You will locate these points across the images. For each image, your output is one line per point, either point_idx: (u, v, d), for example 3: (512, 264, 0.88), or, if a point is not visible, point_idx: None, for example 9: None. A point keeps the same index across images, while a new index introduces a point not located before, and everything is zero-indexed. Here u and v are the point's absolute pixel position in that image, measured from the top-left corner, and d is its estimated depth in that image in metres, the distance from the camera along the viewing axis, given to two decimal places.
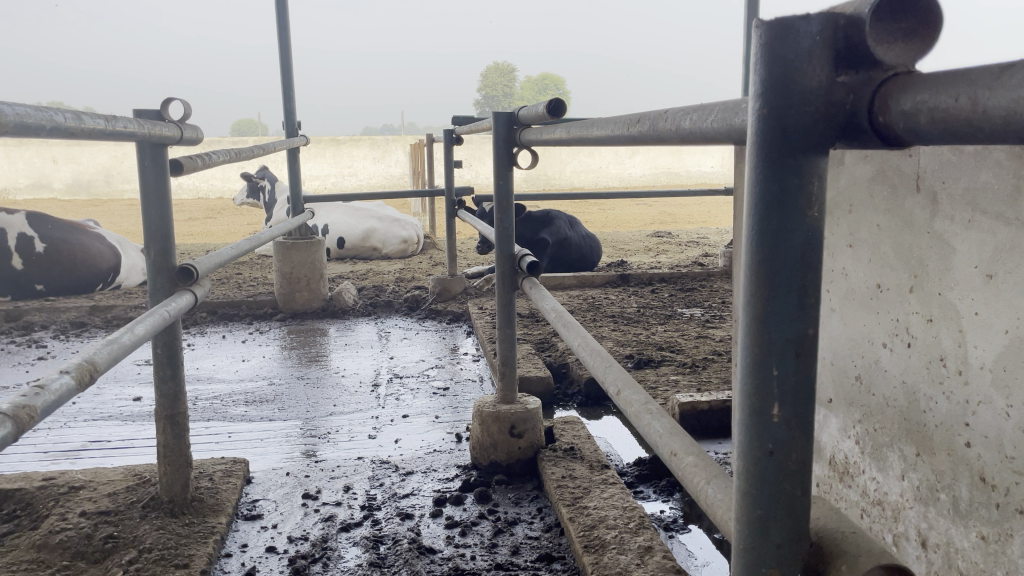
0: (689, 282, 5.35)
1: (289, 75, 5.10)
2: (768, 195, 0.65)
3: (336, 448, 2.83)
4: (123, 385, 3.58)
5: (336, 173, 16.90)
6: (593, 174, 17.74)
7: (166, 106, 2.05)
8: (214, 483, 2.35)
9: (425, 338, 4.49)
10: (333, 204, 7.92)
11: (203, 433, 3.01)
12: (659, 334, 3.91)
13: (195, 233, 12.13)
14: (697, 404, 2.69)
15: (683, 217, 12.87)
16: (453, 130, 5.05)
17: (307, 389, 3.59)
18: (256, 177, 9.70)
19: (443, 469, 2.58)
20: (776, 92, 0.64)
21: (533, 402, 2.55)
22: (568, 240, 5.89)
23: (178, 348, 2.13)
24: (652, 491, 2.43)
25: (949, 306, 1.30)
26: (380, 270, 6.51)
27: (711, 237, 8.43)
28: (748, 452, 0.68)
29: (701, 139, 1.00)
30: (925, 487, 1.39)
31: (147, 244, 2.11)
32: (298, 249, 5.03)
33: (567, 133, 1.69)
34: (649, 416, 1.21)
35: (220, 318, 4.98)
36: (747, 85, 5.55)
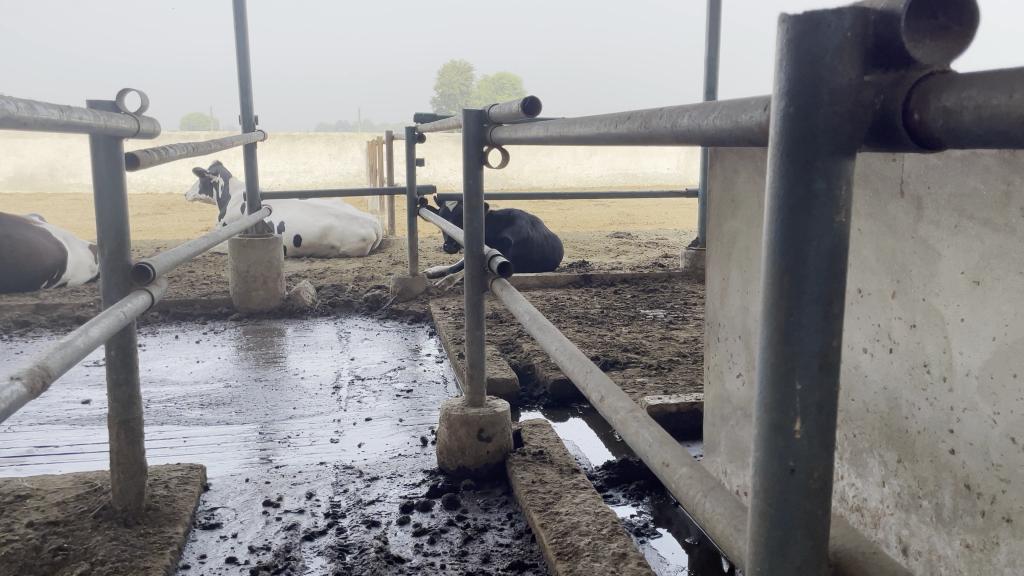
0: (651, 283, 5.36)
1: (246, 69, 4.98)
2: (792, 200, 0.61)
3: (296, 453, 2.75)
4: (70, 388, 3.43)
5: (291, 169, 16.65)
6: (550, 174, 17.78)
7: (122, 97, 1.95)
8: (170, 491, 2.25)
9: (387, 339, 4.41)
10: (289, 201, 7.78)
11: (156, 438, 2.90)
12: (623, 335, 3.90)
13: (144, 230, 11.81)
14: (665, 406, 2.68)
15: (642, 217, 12.98)
16: (415, 128, 4.99)
17: (266, 391, 3.48)
18: (209, 172, 9.47)
19: (409, 474, 2.52)
20: (802, 89, 0.60)
21: (502, 405, 2.50)
22: (529, 240, 5.87)
23: (133, 349, 2.04)
24: (622, 495, 2.41)
25: (933, 312, 1.29)
26: (338, 269, 6.40)
27: (670, 238, 8.50)
28: (766, 471, 0.65)
29: (699, 138, 0.96)
30: (907, 494, 1.39)
31: (101, 241, 2.01)
32: (254, 247, 4.91)
33: (545, 131, 1.65)
34: (636, 424, 1.17)
35: (173, 317, 4.83)
36: (708, 87, 5.59)
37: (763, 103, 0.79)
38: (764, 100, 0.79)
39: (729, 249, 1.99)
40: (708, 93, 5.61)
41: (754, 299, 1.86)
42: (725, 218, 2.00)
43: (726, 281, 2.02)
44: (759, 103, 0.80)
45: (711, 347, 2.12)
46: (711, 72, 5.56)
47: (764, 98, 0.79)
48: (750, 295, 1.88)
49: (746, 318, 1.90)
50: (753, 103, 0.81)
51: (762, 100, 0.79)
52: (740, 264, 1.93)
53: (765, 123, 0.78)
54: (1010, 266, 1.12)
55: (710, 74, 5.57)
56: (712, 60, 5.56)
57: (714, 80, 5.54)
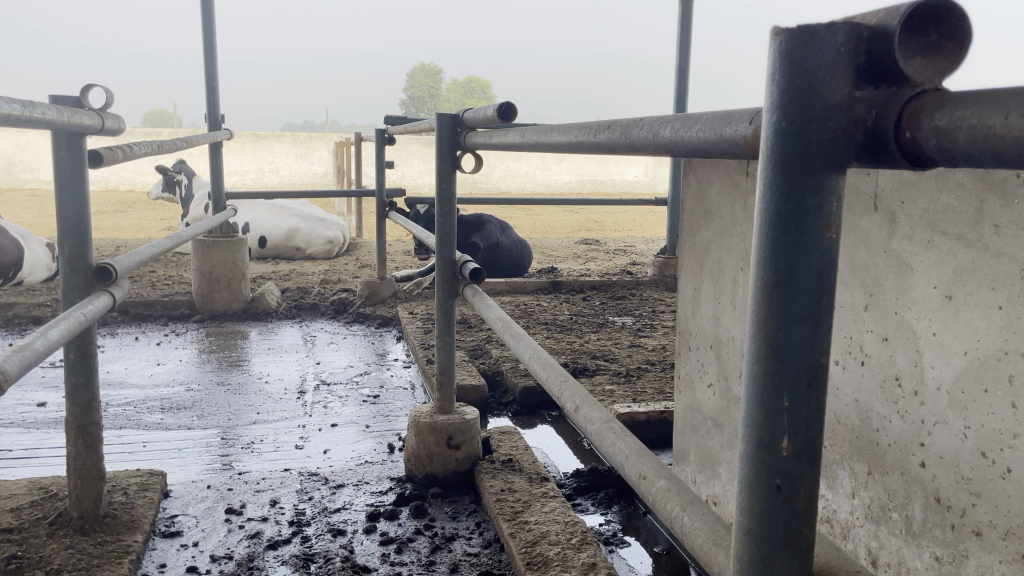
0: (619, 290, 5.38)
1: (214, 66, 4.89)
2: (782, 215, 0.61)
3: (260, 459, 2.69)
4: (25, 390, 3.34)
5: (256, 169, 16.45)
6: (519, 179, 17.80)
7: (86, 93, 1.90)
8: (129, 497, 2.19)
9: (353, 343, 4.37)
10: (255, 202, 7.68)
11: (115, 443, 2.82)
12: (592, 342, 3.90)
13: (104, 228, 11.57)
14: (635, 415, 2.68)
15: (610, 224, 13.06)
16: (386, 130, 4.95)
17: (228, 395, 3.42)
18: (172, 170, 9.31)
19: (375, 482, 2.49)
20: (796, 104, 0.60)
21: (472, 412, 2.48)
22: (499, 245, 5.86)
23: (93, 352, 1.99)
24: (590, 504, 2.40)
25: (905, 325, 1.30)
26: (304, 271, 6.32)
27: (637, 245, 8.56)
28: (752, 488, 0.64)
29: (681, 150, 0.95)
30: (876, 506, 1.40)
31: (60, 239, 1.95)
32: (218, 248, 4.82)
33: (521, 138, 1.63)
34: (612, 436, 1.16)
35: (134, 318, 4.73)
36: (678, 97, 5.63)
37: (749, 116, 0.78)
38: (750, 113, 0.78)
39: (702, 259, 2.00)
40: (678, 102, 5.65)
41: (726, 310, 1.87)
42: (698, 228, 2.00)
43: (698, 291, 2.02)
44: (745, 116, 0.79)
45: (682, 357, 2.12)
46: (681, 82, 5.60)
47: (750, 110, 0.79)
48: (722, 305, 1.88)
49: (717, 328, 1.91)
50: (738, 116, 0.80)
51: (748, 113, 0.79)
52: (712, 274, 1.94)
53: (750, 136, 0.77)
54: (982, 282, 1.14)
55: (681, 84, 5.61)
56: (682, 70, 5.60)
57: (684, 90, 5.58)
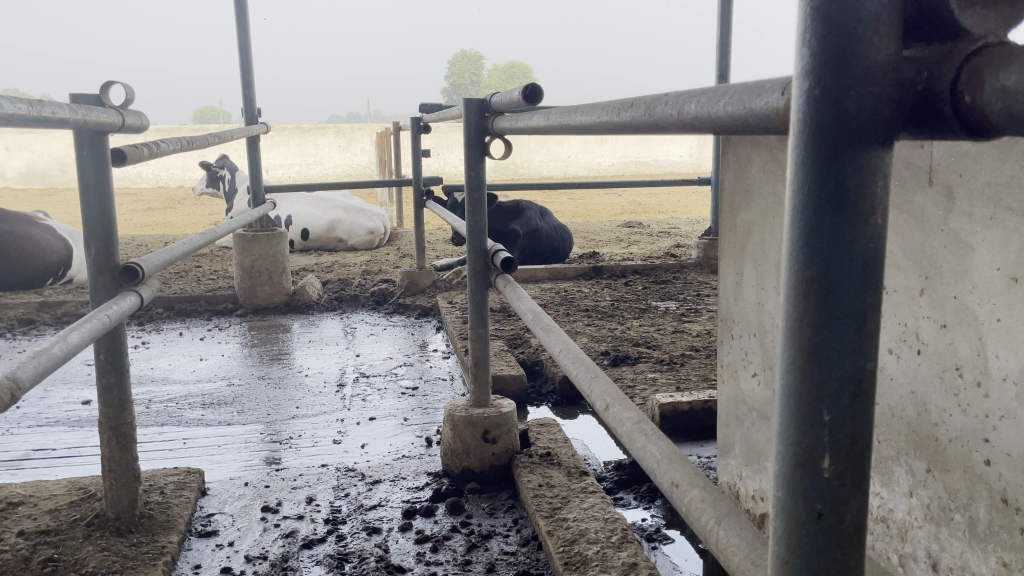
0: (662, 274, 5.26)
1: (248, 60, 4.89)
2: (819, 198, 0.52)
3: (298, 455, 2.67)
4: (71, 388, 3.38)
5: (301, 162, 16.63)
6: (561, 163, 17.66)
7: (106, 90, 1.87)
8: (165, 497, 2.19)
9: (393, 334, 4.34)
10: (297, 195, 7.72)
11: (155, 440, 2.83)
12: (634, 328, 3.81)
13: (153, 225, 11.81)
14: (678, 405, 2.58)
15: (653, 206, 12.86)
16: (421, 118, 4.89)
17: (268, 389, 3.41)
18: (215, 166, 9.41)
19: (413, 477, 2.45)
20: (832, 68, 0.51)
21: (508, 405, 2.42)
22: (539, 231, 5.78)
23: (123, 352, 1.97)
24: (632, 498, 2.32)
25: (965, 310, 1.19)
26: (346, 263, 6.33)
27: (681, 227, 8.39)
28: (790, 513, 0.56)
29: (706, 126, 0.86)
30: (936, 506, 1.30)
31: (87, 241, 1.94)
32: (259, 242, 4.83)
33: (546, 120, 1.55)
34: (644, 438, 1.08)
35: (178, 314, 4.77)
36: (720, 71, 5.46)
37: (781, 86, 0.69)
38: (782, 82, 0.69)
39: (743, 243, 1.89)
40: (720, 77, 5.48)
41: (769, 296, 1.77)
42: (738, 209, 1.89)
43: (739, 275, 1.92)
44: (776, 86, 0.70)
45: (724, 345, 2.02)
46: (723, 56, 5.43)
47: (783, 79, 0.70)
48: (766, 290, 1.78)
49: (761, 314, 1.81)
50: (768, 86, 0.71)
51: (780, 82, 0.69)
52: (755, 258, 1.83)
53: (783, 109, 0.68)
54: None
55: (722, 58, 5.43)
56: (724, 44, 5.42)
57: (726, 64, 5.41)
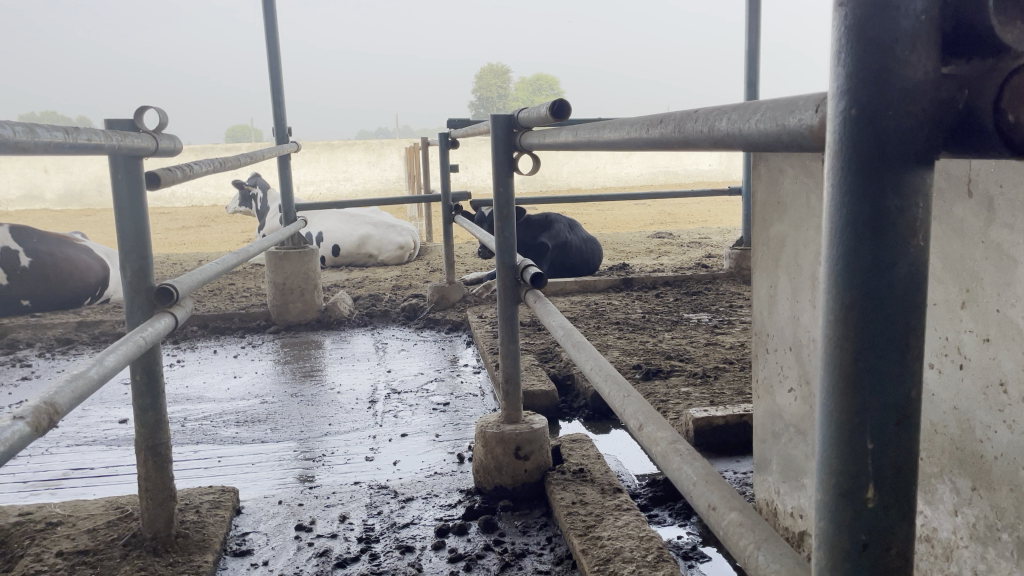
0: (693, 285, 5.22)
1: (278, 81, 4.95)
2: (858, 220, 0.51)
3: (331, 473, 2.68)
4: (109, 407, 3.43)
5: (331, 179, 16.83)
6: (589, 175, 17.65)
7: (140, 115, 1.90)
8: (201, 516, 2.20)
9: (424, 349, 4.35)
10: (327, 211, 7.80)
11: (191, 459, 2.86)
12: (666, 341, 3.77)
13: (188, 243, 12.02)
14: (713, 420, 2.55)
15: (683, 216, 12.79)
16: (448, 134, 4.91)
17: (301, 406, 3.43)
18: (247, 184, 9.54)
19: (445, 494, 2.44)
20: (869, 89, 0.49)
21: (540, 421, 2.40)
22: (568, 244, 5.77)
23: (159, 373, 1.99)
24: (668, 515, 2.29)
25: (1009, 324, 1.15)
26: (376, 278, 6.37)
27: (712, 236, 8.32)
28: (832, 544, 0.54)
29: (737, 143, 0.84)
30: (983, 526, 1.26)
31: (123, 262, 1.97)
32: (290, 259, 4.87)
33: (573, 137, 1.54)
34: (679, 459, 1.06)
35: (212, 332, 4.84)
36: (749, 80, 5.41)
37: (814, 102, 0.67)
38: (815, 99, 0.68)
39: (776, 255, 1.86)
40: (749, 86, 5.43)
41: (805, 309, 1.74)
42: (770, 221, 1.87)
43: (773, 288, 1.89)
44: (809, 103, 0.68)
45: (759, 359, 1.99)
46: (751, 66, 5.39)
47: (815, 96, 0.68)
48: (801, 304, 1.75)
49: (797, 328, 1.78)
50: (801, 103, 0.70)
51: (813, 99, 0.68)
52: (788, 270, 1.80)
53: (818, 127, 0.67)
54: None
55: (751, 67, 5.39)
56: (752, 52, 5.38)
57: (755, 73, 5.36)
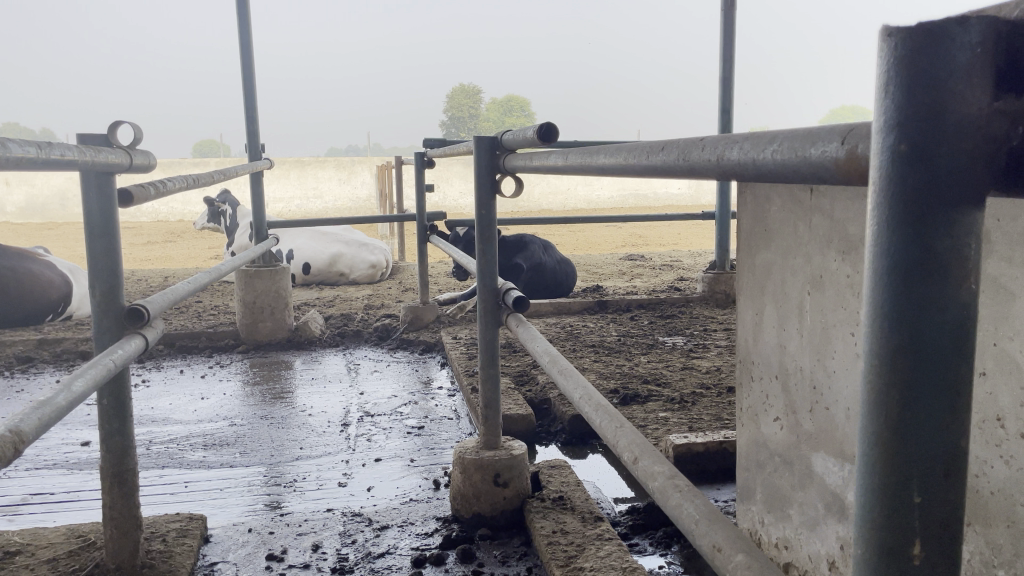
0: (668, 309, 5.22)
1: (252, 97, 4.89)
2: (903, 262, 0.48)
3: (303, 499, 2.61)
4: (70, 428, 3.32)
5: (300, 195, 16.70)
6: (560, 196, 17.74)
7: (114, 130, 1.84)
8: (167, 545, 2.12)
9: (397, 370, 4.29)
10: (298, 229, 7.72)
11: (156, 484, 2.76)
12: (642, 365, 3.76)
13: (154, 259, 11.81)
14: (693, 446, 2.53)
15: (654, 238, 12.88)
16: (424, 153, 4.88)
17: (271, 429, 3.35)
18: (216, 201, 9.42)
19: (421, 522, 2.38)
20: (919, 123, 0.47)
21: (519, 447, 2.36)
22: (543, 265, 5.76)
23: (127, 397, 1.92)
24: (649, 544, 2.25)
25: (1006, 357, 1.14)
26: (348, 297, 6.29)
27: (684, 260, 8.37)
28: None
29: (750, 174, 0.82)
30: (978, 561, 1.24)
31: (92, 282, 1.90)
32: (261, 277, 4.78)
33: (564, 161, 1.52)
34: (679, 496, 1.03)
35: (179, 351, 4.73)
36: (723, 106, 5.47)
37: (839, 134, 0.65)
38: (840, 130, 0.65)
39: (762, 283, 1.85)
40: (723, 112, 5.48)
41: (792, 337, 1.73)
42: (756, 248, 1.86)
43: (758, 316, 1.88)
44: (832, 135, 0.66)
45: (744, 387, 1.97)
46: (725, 92, 5.44)
47: (838, 128, 0.66)
48: (788, 332, 1.74)
49: (784, 356, 1.76)
50: (823, 135, 0.67)
51: (836, 131, 0.66)
52: (774, 298, 1.79)
53: (844, 161, 0.64)
54: None
55: (725, 94, 5.45)
56: (726, 79, 5.44)
57: (729, 99, 5.42)
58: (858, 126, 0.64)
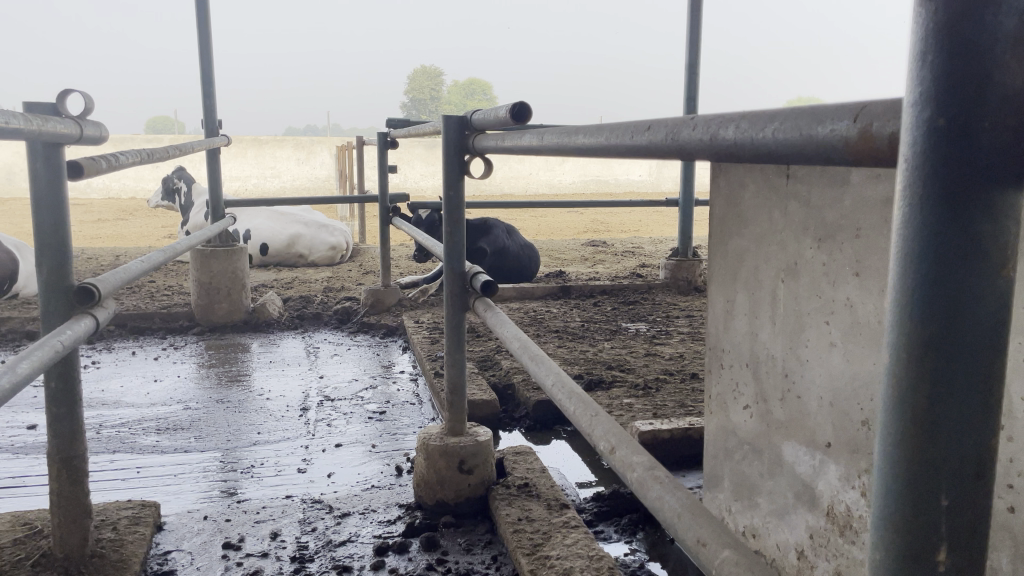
0: (630, 295, 5.23)
1: (208, 71, 4.73)
2: (937, 248, 0.45)
3: (261, 485, 2.54)
4: (15, 411, 3.19)
5: (258, 174, 16.40)
6: (522, 181, 17.71)
7: (63, 99, 1.75)
8: (119, 533, 2.04)
9: (358, 354, 4.22)
10: (256, 208, 7.56)
11: (107, 469, 2.67)
12: (606, 351, 3.75)
13: (104, 237, 11.49)
14: (658, 433, 2.52)
15: (616, 225, 12.93)
16: (387, 133, 4.79)
17: (227, 413, 3.26)
18: (171, 178, 9.18)
19: (383, 509, 2.33)
20: (958, 96, 0.43)
21: (485, 433, 2.33)
22: (506, 249, 5.73)
23: (76, 379, 1.84)
24: (614, 531, 2.24)
25: None
26: (306, 279, 6.18)
27: (645, 246, 8.40)
28: None
29: (746, 154, 0.79)
30: None
31: (38, 258, 1.80)
32: (217, 257, 4.66)
33: (540, 141, 1.47)
34: (660, 487, 1.01)
35: (131, 332, 4.59)
36: (689, 92, 5.46)
37: (850, 112, 0.61)
38: (850, 108, 0.62)
39: (735, 269, 1.83)
40: (688, 98, 5.48)
41: (764, 326, 1.71)
42: (729, 235, 1.84)
43: (729, 302, 1.87)
44: (842, 112, 0.62)
45: (713, 374, 1.96)
46: (691, 78, 5.43)
47: (849, 105, 0.62)
48: (760, 320, 1.73)
49: (755, 344, 1.75)
50: (831, 113, 0.64)
51: (847, 108, 0.62)
52: (747, 285, 1.78)
53: (857, 140, 0.61)
54: None
55: (691, 80, 5.44)
56: (693, 65, 5.43)
57: (695, 85, 5.42)
58: (871, 104, 0.60)
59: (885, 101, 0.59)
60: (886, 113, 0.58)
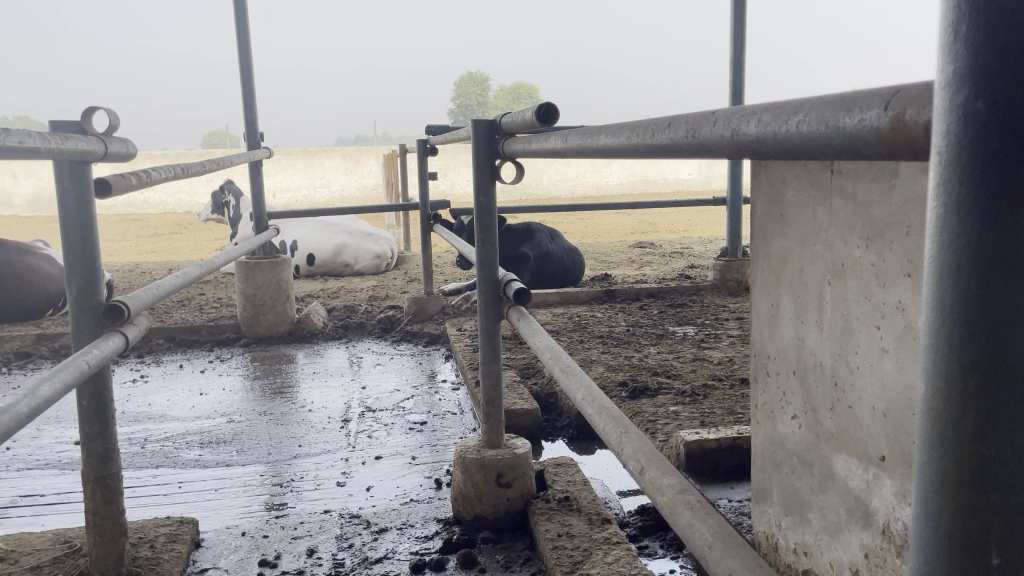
0: (678, 297, 5.11)
1: (250, 86, 4.77)
2: (978, 258, 0.37)
3: (300, 500, 2.51)
4: (65, 426, 3.25)
5: (308, 186, 16.67)
6: (568, 183, 17.66)
7: (88, 117, 1.74)
8: (155, 551, 2.03)
9: (400, 363, 4.20)
10: (303, 219, 7.65)
11: (149, 484, 2.68)
12: (651, 356, 3.65)
13: (158, 252, 11.79)
14: (705, 442, 2.42)
15: (665, 226, 12.74)
16: (426, 141, 4.76)
17: (270, 426, 3.26)
18: (221, 193, 9.36)
19: (421, 524, 2.29)
20: (1005, 73, 0.36)
21: (523, 446, 2.26)
22: (550, 254, 5.67)
23: (107, 397, 1.83)
24: (659, 547, 2.15)
25: None
26: (352, 288, 6.21)
27: (694, 247, 8.25)
28: None
29: (771, 150, 0.71)
30: None
31: (69, 277, 1.80)
32: (261, 269, 4.69)
33: (564, 144, 1.40)
34: (690, 514, 0.93)
35: (179, 345, 4.66)
36: (734, 89, 5.32)
37: (881, 98, 0.53)
38: (882, 94, 0.54)
39: (778, 270, 1.73)
40: (733, 96, 5.33)
41: (811, 330, 1.61)
42: (771, 236, 1.74)
43: (774, 307, 1.77)
44: (872, 99, 0.54)
45: (758, 383, 1.86)
46: (736, 75, 5.29)
47: (881, 91, 0.54)
48: (806, 324, 1.63)
49: (801, 350, 1.65)
50: (860, 100, 0.56)
51: (878, 94, 0.54)
52: (792, 288, 1.68)
53: (888, 131, 0.53)
54: None
55: (736, 77, 5.29)
56: (737, 61, 5.28)
57: (740, 82, 5.27)
58: (905, 88, 0.52)
59: (920, 85, 0.51)
60: (921, 98, 0.50)
